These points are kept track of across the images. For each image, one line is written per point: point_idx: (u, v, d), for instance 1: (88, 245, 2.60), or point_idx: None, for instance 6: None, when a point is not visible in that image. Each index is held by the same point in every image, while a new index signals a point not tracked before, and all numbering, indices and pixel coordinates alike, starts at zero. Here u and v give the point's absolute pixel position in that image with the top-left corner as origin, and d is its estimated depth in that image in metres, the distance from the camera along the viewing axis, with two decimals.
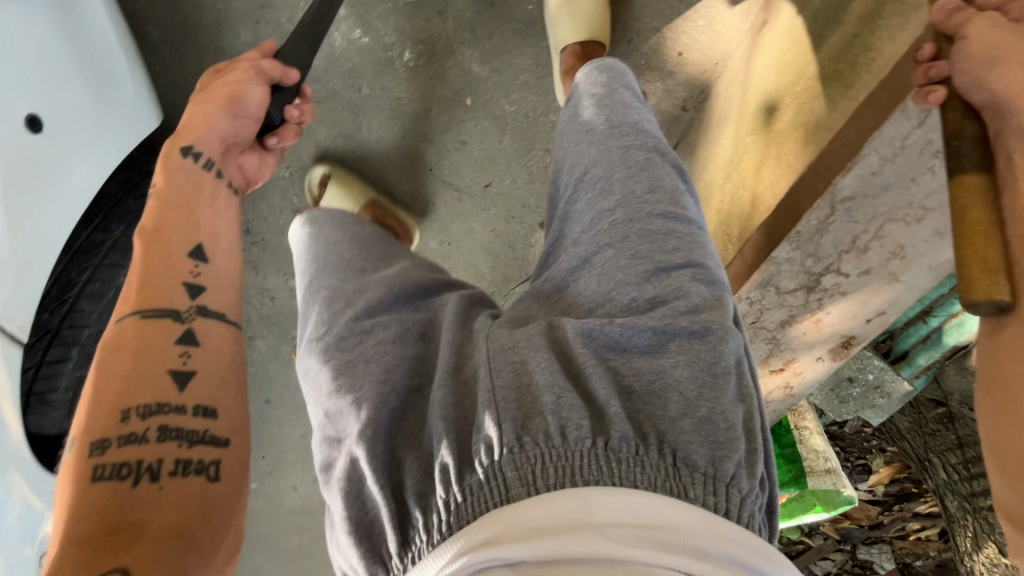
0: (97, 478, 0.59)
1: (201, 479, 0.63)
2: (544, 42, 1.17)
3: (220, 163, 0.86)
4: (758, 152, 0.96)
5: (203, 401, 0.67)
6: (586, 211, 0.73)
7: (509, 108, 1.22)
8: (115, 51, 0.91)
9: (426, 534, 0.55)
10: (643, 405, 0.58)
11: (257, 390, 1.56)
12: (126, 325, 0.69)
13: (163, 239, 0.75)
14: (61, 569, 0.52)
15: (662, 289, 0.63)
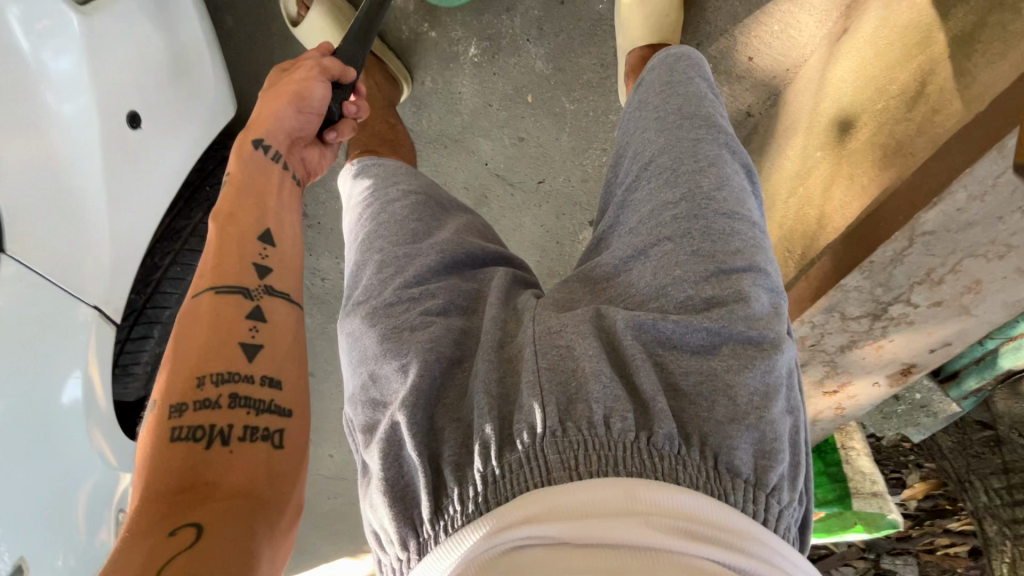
0: (175, 439, 0.60)
1: (266, 445, 0.64)
2: (611, 41, 1.15)
3: (286, 156, 0.86)
4: (828, 170, 0.94)
5: (270, 372, 0.68)
6: (646, 200, 0.72)
7: (570, 106, 1.22)
8: (202, 45, 0.94)
9: (460, 503, 0.56)
10: (691, 400, 0.59)
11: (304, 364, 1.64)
12: (203, 301, 0.70)
13: (235, 222, 0.77)
14: (140, 520, 0.54)
15: (719, 291, 0.63)
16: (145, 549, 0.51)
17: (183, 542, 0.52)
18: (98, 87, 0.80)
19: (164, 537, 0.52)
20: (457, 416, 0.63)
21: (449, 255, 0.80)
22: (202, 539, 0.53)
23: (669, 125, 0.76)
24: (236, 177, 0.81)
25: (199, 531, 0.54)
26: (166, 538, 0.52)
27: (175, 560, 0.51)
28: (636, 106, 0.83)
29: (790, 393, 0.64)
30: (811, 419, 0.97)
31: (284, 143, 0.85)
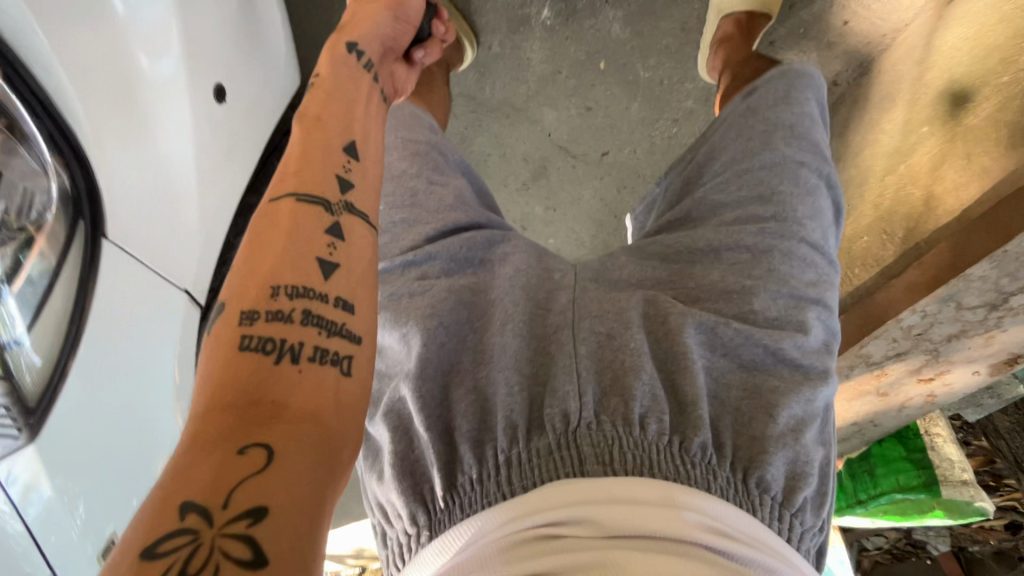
0: (244, 348, 0.44)
1: (335, 372, 0.45)
2: (696, 3, 1.09)
3: (379, 66, 0.70)
4: (939, 149, 0.88)
5: (346, 294, 0.49)
6: (728, 209, 0.69)
7: (644, 74, 1.14)
8: (273, 11, 0.88)
9: (478, 483, 0.50)
10: (739, 414, 0.55)
11: None
12: (281, 204, 0.52)
13: (322, 129, 0.56)
14: (200, 431, 0.40)
15: (783, 313, 0.60)
16: (208, 470, 0.38)
17: (253, 464, 0.38)
18: (193, 53, 0.72)
19: (229, 456, 0.38)
20: (478, 390, 0.55)
21: (457, 224, 0.69)
22: (272, 468, 0.39)
23: (772, 137, 0.72)
24: (324, 80, 0.61)
25: (270, 456, 0.39)
26: (233, 457, 0.39)
27: (246, 484, 0.38)
28: (738, 108, 0.78)
29: (824, 430, 0.60)
30: (900, 405, 0.99)
31: (378, 51, 0.70)
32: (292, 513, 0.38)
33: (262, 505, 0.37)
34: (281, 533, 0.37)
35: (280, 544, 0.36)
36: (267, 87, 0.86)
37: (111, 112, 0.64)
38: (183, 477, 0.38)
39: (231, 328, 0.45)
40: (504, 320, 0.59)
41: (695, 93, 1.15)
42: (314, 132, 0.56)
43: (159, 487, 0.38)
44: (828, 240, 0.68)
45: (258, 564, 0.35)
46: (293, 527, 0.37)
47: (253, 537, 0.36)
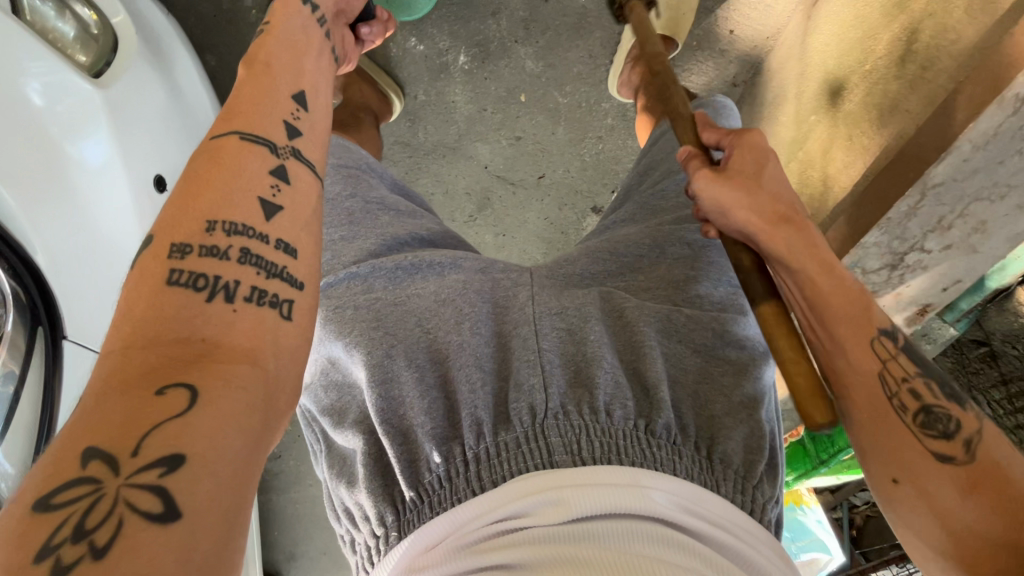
0: (172, 283, 0.41)
1: (273, 315, 0.44)
2: (598, 33, 1.18)
3: (331, 23, 0.69)
4: (825, 134, 0.99)
5: (288, 237, 0.48)
6: (668, 212, 0.80)
7: (563, 100, 1.23)
8: (197, 88, 0.91)
9: (448, 481, 0.53)
10: (701, 396, 0.60)
11: None
12: (221, 145, 0.49)
13: (267, 73, 0.56)
14: (119, 369, 0.37)
15: (726, 297, 0.70)
16: (120, 411, 0.35)
17: (172, 408, 0.36)
18: (129, 149, 0.75)
19: (144, 396, 0.36)
20: (445, 387, 0.58)
21: (396, 237, 0.73)
22: (193, 412, 0.36)
23: None
24: (274, 28, 0.61)
25: (193, 399, 0.37)
26: (151, 399, 0.36)
27: (164, 428, 0.35)
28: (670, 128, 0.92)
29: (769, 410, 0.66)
30: None
31: (331, 8, 0.69)
32: (220, 468, 0.35)
33: (180, 453, 0.35)
34: (195, 487, 0.34)
35: (196, 495, 0.34)
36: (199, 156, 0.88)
37: (49, 217, 0.67)
38: (96, 420, 0.35)
39: (158, 262, 0.43)
40: (461, 319, 0.62)
41: (612, 111, 1.25)
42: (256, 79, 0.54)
43: (67, 429, 0.35)
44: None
45: (168, 517, 0.33)
46: (214, 475, 0.35)
47: (166, 487, 0.33)
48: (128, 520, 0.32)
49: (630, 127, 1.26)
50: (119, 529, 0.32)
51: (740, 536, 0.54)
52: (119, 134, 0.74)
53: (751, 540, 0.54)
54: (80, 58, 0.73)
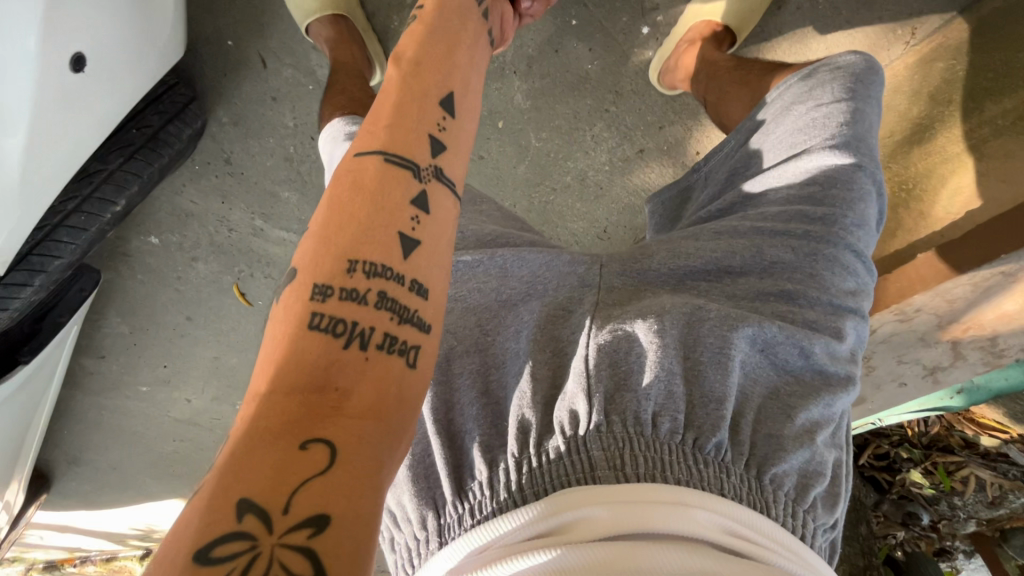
0: (313, 327, 0.47)
1: (400, 363, 0.49)
2: (588, 99, 1.18)
3: (490, 2, 0.76)
4: None
5: (422, 277, 0.52)
6: (788, 202, 0.70)
7: (535, 143, 1.22)
8: None
9: (490, 489, 0.50)
10: (759, 412, 0.56)
11: (180, 306, 1.51)
12: (369, 160, 0.54)
13: (421, 74, 0.60)
14: (261, 423, 0.43)
15: (822, 318, 0.63)
16: (274, 461, 0.41)
17: (316, 461, 0.42)
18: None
19: (293, 450, 0.42)
20: (489, 393, 0.59)
21: None
22: (332, 468, 0.42)
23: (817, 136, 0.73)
24: (435, 13, 0.67)
25: (331, 454, 0.43)
26: (298, 450, 0.42)
27: (308, 486, 0.41)
28: (789, 107, 0.78)
29: (835, 437, 0.62)
30: None
31: None
32: (353, 517, 0.41)
33: (324, 512, 0.40)
34: (341, 542, 0.39)
35: (340, 557, 0.39)
36: (136, 40, 0.81)
37: None
38: (248, 469, 0.41)
39: (303, 304, 0.48)
40: (520, 327, 0.63)
41: (574, 172, 1.23)
42: (411, 77, 0.59)
43: (216, 481, 0.40)
44: (869, 245, 0.71)
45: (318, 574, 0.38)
46: (353, 528, 0.40)
47: (312, 546, 0.39)
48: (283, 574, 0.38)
49: (585, 192, 1.25)
50: None
51: (802, 567, 0.48)
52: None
53: (811, 568, 0.49)
54: None
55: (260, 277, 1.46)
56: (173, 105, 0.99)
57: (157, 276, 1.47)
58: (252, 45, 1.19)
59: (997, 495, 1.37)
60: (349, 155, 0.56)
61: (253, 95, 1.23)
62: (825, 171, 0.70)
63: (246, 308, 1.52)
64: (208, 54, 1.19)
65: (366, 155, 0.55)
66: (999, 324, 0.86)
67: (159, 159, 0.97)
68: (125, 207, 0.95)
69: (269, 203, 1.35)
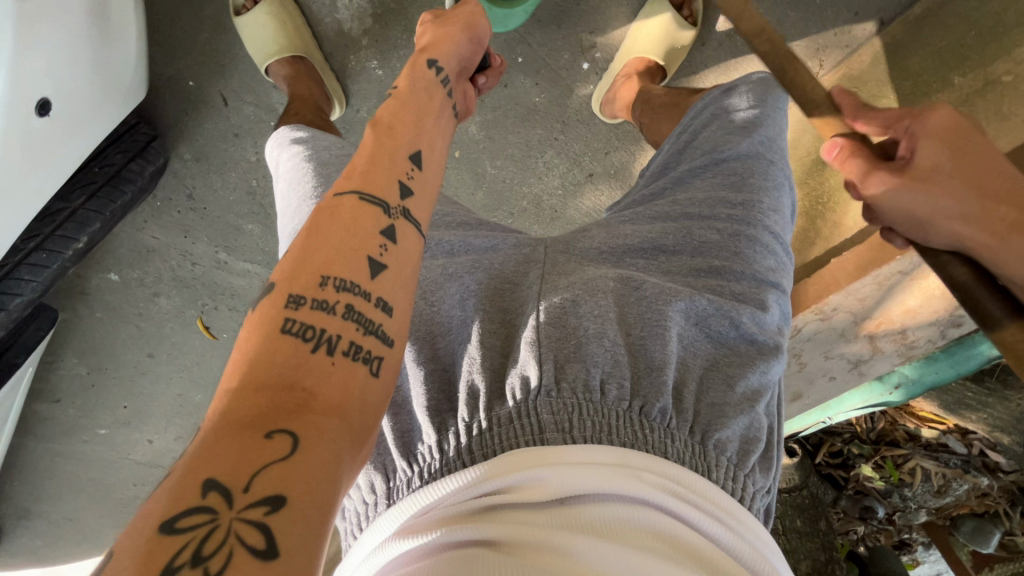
0: (285, 332, 0.50)
1: (364, 372, 0.51)
2: (538, 129, 1.27)
3: (453, 82, 0.79)
4: None
5: (387, 295, 0.56)
6: (712, 188, 0.76)
7: (491, 170, 1.29)
8: (127, 15, 0.88)
9: (439, 452, 0.54)
10: (701, 381, 0.61)
11: (141, 342, 1.50)
12: (342, 200, 0.58)
13: (394, 137, 0.65)
14: (231, 411, 0.45)
15: (747, 291, 0.68)
16: (236, 450, 0.42)
17: (276, 451, 0.43)
18: (27, 37, 0.72)
19: (256, 439, 0.43)
20: (438, 360, 0.63)
21: None
22: (294, 455, 0.43)
23: (733, 136, 0.80)
24: (405, 91, 0.72)
25: (294, 444, 0.44)
26: (260, 440, 0.43)
27: (268, 470, 0.42)
28: (712, 109, 0.86)
29: (769, 406, 0.67)
30: None
31: (455, 70, 0.80)
32: (305, 505, 0.42)
33: (281, 494, 0.41)
34: (292, 525, 0.40)
35: (291, 541, 0.40)
36: (100, 87, 0.85)
37: None
38: (212, 456, 0.42)
39: (276, 310, 0.51)
40: (465, 297, 0.67)
41: (529, 198, 1.31)
42: (383, 137, 0.64)
43: (185, 466, 0.42)
44: (786, 230, 0.77)
45: (268, 553, 0.39)
46: (304, 516, 0.41)
47: (268, 525, 0.40)
48: (236, 553, 0.39)
49: (540, 216, 1.33)
50: (228, 561, 0.38)
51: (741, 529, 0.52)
52: (24, 20, 0.71)
53: (746, 531, 0.52)
54: None
55: (224, 310, 1.47)
56: (134, 143, 1.02)
57: (117, 312, 1.46)
58: (214, 85, 1.23)
59: (942, 483, 1.45)
60: (327, 194, 0.60)
61: (215, 133, 1.26)
62: (740, 188, 0.75)
63: (210, 341, 1.51)
64: (170, 94, 1.22)
65: (343, 195, 0.59)
66: (906, 319, 0.97)
67: (122, 195, 0.99)
68: (87, 243, 0.97)
69: (232, 236, 1.37)
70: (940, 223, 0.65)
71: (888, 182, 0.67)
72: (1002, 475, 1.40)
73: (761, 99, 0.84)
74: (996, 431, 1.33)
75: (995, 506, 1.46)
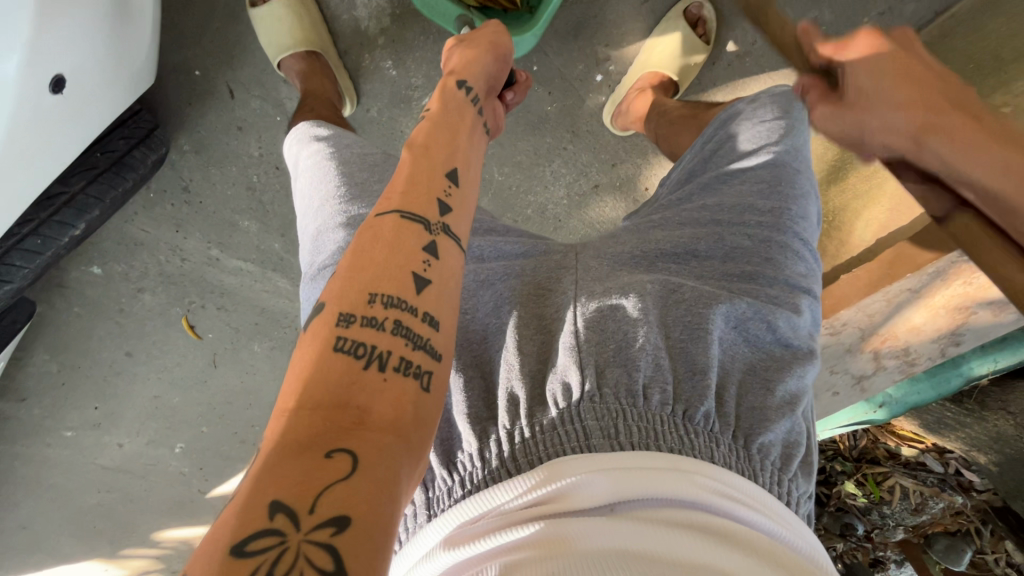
0: (337, 351, 0.48)
1: (415, 386, 0.49)
2: (547, 137, 1.27)
3: (482, 101, 0.76)
4: None
5: (433, 310, 0.54)
6: (742, 197, 0.77)
7: (499, 176, 1.29)
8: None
9: (480, 460, 0.53)
10: (741, 387, 0.61)
11: (120, 340, 1.44)
12: (384, 219, 0.56)
13: (428, 156, 0.62)
14: (293, 427, 0.43)
15: (782, 295, 0.69)
16: (295, 471, 0.40)
17: (337, 471, 0.41)
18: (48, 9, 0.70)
19: (316, 460, 0.41)
20: (478, 367, 0.63)
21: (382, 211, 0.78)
22: (355, 475, 0.41)
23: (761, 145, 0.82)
24: (436, 111, 0.69)
25: (354, 463, 0.42)
26: (319, 461, 0.41)
27: (331, 490, 0.40)
28: (737, 116, 0.87)
29: (804, 413, 0.67)
30: None
31: (484, 89, 0.77)
32: (371, 525, 0.40)
33: (346, 514, 0.39)
34: (360, 547, 0.38)
35: (359, 562, 0.38)
36: (115, 71, 0.83)
37: None
38: (272, 478, 0.40)
39: (326, 329, 0.49)
40: (498, 304, 0.67)
41: (534, 206, 1.32)
42: (418, 156, 0.61)
43: (247, 487, 0.40)
44: (812, 237, 0.78)
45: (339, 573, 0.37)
46: (370, 537, 0.39)
47: (336, 546, 0.38)
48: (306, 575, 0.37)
49: (544, 225, 1.34)
50: None
51: (792, 532, 0.52)
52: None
53: (797, 532, 0.53)
54: None
55: (212, 308, 1.42)
56: (138, 130, 0.97)
57: (97, 307, 1.39)
58: (222, 76, 1.20)
59: (919, 502, 1.47)
60: (368, 216, 0.58)
61: (218, 125, 1.23)
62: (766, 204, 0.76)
63: (195, 341, 1.46)
64: (174, 84, 1.19)
65: (384, 214, 0.57)
66: (911, 336, 1.01)
67: (123, 183, 0.95)
68: (84, 230, 0.94)
69: (227, 232, 1.33)
70: (972, 172, 0.64)
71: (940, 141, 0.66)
72: (976, 494, 1.45)
73: (785, 110, 0.85)
74: (974, 449, 1.37)
75: (966, 525, 1.49)
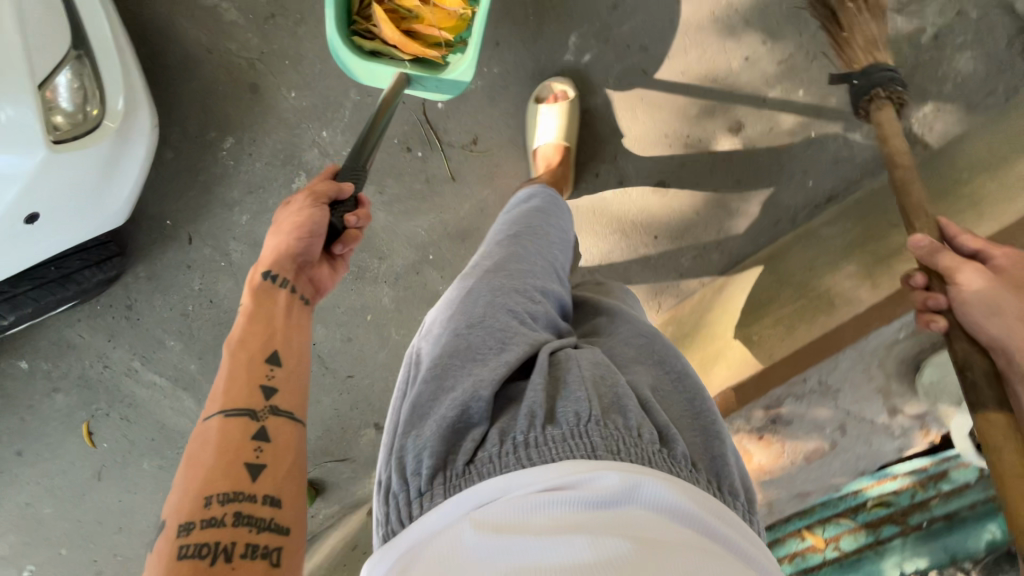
0: (182, 557, 0.60)
1: (264, 564, 0.62)
2: None
3: (292, 279, 0.89)
4: None
5: (272, 490, 0.66)
6: (636, 327, 0.91)
7: (396, 335, 1.52)
8: (129, 174, 1.18)
9: (504, 459, 0.59)
10: (699, 441, 0.70)
11: (16, 439, 1.52)
12: (211, 424, 0.71)
13: (251, 359, 0.77)
14: None
15: (688, 374, 0.80)
16: None
17: None
18: (40, 180, 1.01)
19: None
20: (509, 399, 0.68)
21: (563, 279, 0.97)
22: None
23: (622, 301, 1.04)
24: (245, 318, 0.83)
25: None
26: None
27: None
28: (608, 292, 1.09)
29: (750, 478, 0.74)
30: None
31: (290, 267, 0.89)
32: None
33: None
34: None
35: None
36: (84, 213, 1.13)
37: None
38: None
39: (171, 541, 0.61)
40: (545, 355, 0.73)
41: None
42: (244, 359, 0.77)
43: None
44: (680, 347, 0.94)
45: None
46: None
47: None
48: None
49: None
50: None
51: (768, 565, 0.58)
52: (46, 166, 1.00)
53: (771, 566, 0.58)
54: (57, 118, 1.04)
55: (116, 419, 1.55)
56: (96, 256, 1.24)
57: (8, 402, 1.51)
58: (186, 226, 1.50)
59: None
60: (198, 424, 0.72)
61: (173, 262, 1.50)
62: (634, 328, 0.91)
63: (87, 449, 1.55)
64: (145, 225, 1.49)
65: (211, 417, 0.72)
66: None
67: (63, 291, 1.21)
68: (13, 320, 1.19)
69: (151, 347, 1.53)
70: (1003, 324, 0.87)
71: (983, 274, 0.90)
72: None
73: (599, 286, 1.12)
74: None
75: None
